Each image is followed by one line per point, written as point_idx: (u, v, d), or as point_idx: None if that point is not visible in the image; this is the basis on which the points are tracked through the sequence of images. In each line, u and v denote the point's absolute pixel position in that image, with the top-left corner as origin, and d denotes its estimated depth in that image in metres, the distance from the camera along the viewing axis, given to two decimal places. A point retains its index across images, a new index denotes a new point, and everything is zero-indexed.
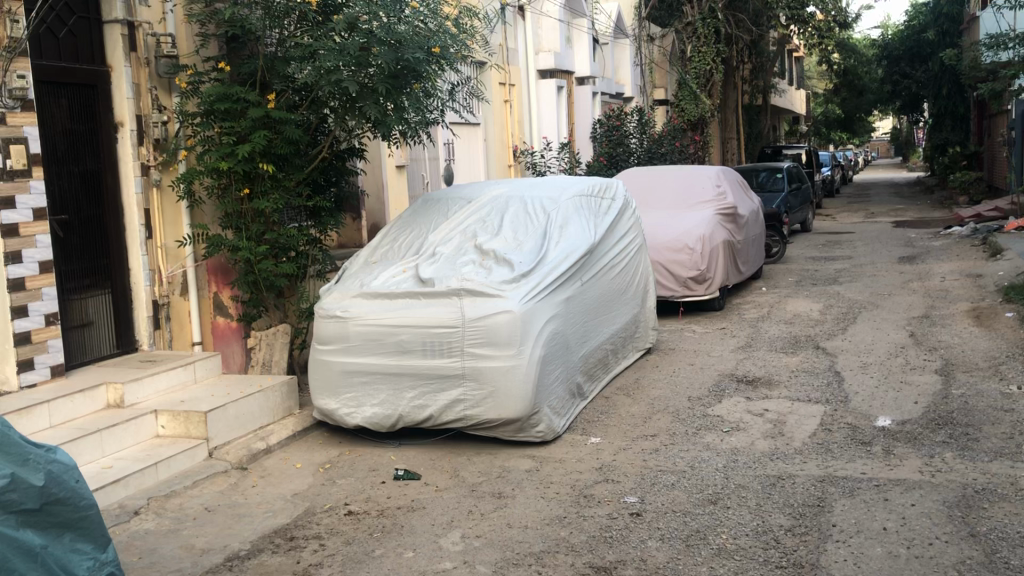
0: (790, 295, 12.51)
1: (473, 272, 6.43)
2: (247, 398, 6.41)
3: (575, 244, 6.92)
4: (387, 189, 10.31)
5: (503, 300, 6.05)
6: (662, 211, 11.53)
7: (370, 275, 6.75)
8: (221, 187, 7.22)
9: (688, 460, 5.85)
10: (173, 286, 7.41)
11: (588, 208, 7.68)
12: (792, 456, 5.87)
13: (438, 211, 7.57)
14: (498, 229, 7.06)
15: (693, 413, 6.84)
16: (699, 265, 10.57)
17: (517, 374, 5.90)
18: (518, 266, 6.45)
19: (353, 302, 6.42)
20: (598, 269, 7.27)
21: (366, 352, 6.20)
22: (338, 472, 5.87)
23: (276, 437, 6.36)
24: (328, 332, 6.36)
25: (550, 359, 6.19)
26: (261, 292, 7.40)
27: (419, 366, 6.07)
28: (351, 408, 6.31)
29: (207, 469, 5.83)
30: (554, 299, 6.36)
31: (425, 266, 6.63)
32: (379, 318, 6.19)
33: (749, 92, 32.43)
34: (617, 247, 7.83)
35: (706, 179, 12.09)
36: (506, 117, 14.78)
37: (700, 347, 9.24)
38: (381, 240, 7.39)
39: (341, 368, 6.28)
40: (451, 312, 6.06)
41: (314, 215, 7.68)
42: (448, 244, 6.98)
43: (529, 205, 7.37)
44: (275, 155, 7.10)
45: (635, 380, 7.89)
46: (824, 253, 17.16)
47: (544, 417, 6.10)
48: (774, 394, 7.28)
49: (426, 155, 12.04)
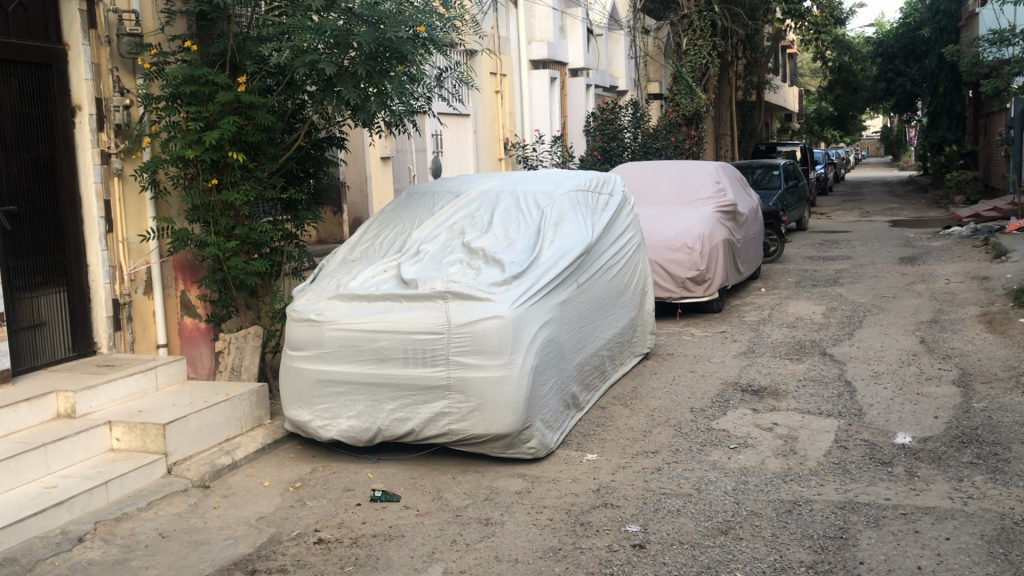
0: (791, 296, 12.04)
1: (460, 272, 5.90)
2: (212, 408, 5.86)
3: (571, 243, 6.40)
4: (370, 182, 9.78)
5: (492, 304, 5.53)
6: (659, 208, 11.03)
7: (348, 275, 6.21)
8: (188, 177, 6.67)
9: (694, 481, 5.35)
10: (136, 284, 6.85)
11: (585, 203, 7.16)
12: (808, 477, 5.37)
13: (423, 205, 7.03)
14: (488, 226, 6.53)
15: (696, 426, 6.35)
16: (699, 265, 10.07)
17: (507, 385, 5.38)
18: (509, 266, 5.92)
19: (329, 305, 5.88)
20: (595, 270, 6.75)
21: (342, 360, 5.67)
22: (310, 492, 5.35)
23: (243, 451, 5.83)
24: (301, 337, 5.82)
25: (543, 368, 5.67)
26: (231, 291, 6.86)
27: (400, 376, 5.53)
28: (326, 421, 5.77)
29: (165, 488, 5.28)
30: (548, 304, 5.84)
31: (407, 266, 6.09)
32: (356, 322, 5.66)
33: (743, 88, 32.04)
34: (615, 246, 7.30)
35: (704, 175, 11.59)
36: (497, 109, 14.24)
37: (700, 352, 8.74)
38: (361, 236, 6.85)
39: (315, 376, 5.74)
40: (435, 317, 5.53)
41: (289, 208, 7.15)
42: (433, 241, 6.44)
43: (522, 200, 6.84)
44: (247, 143, 6.56)
45: (633, 389, 7.39)
46: (822, 253, 16.70)
47: (536, 433, 5.59)
48: (782, 407, 6.79)
49: (413, 147, 11.50)
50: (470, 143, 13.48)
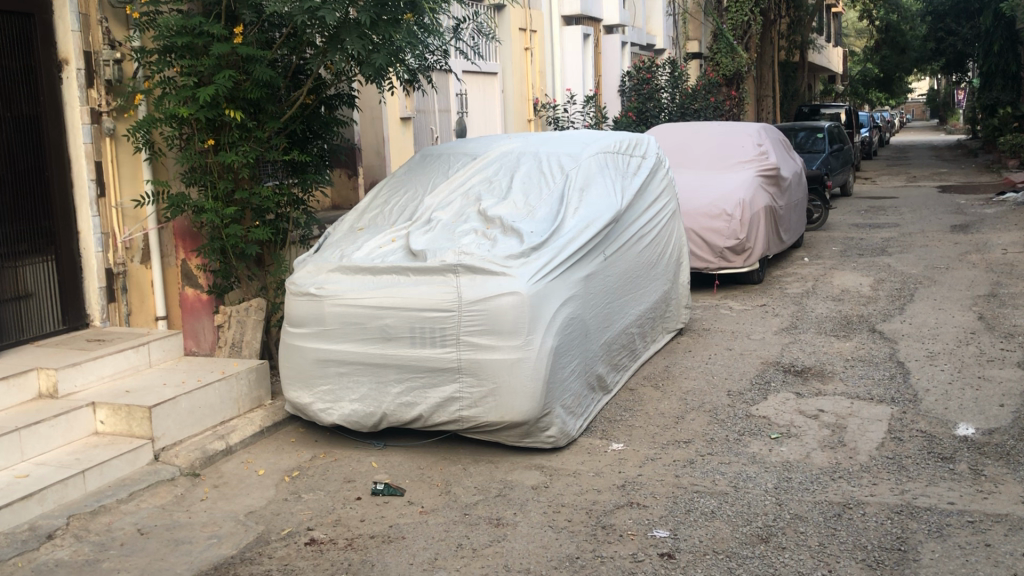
0: (836, 266, 11.36)
1: (474, 243, 5.36)
2: (205, 388, 5.40)
3: (599, 210, 5.83)
4: (389, 144, 9.27)
5: (509, 279, 4.99)
6: (695, 172, 10.38)
7: (353, 245, 5.70)
8: (184, 137, 6.17)
9: (730, 477, 4.81)
10: (133, 253, 6.44)
11: (614, 166, 6.56)
12: (859, 475, 4.80)
13: (438, 168, 6.48)
14: (507, 192, 5.97)
15: (733, 413, 5.80)
16: (739, 233, 9.44)
17: (524, 369, 4.86)
18: (529, 236, 5.37)
19: (331, 278, 5.38)
20: (624, 239, 6.18)
21: (345, 338, 5.18)
22: (307, 483, 4.88)
23: (239, 435, 5.39)
24: (300, 313, 5.33)
25: (564, 350, 5.14)
26: (232, 260, 6.38)
27: (406, 357, 5.03)
28: (328, 404, 5.30)
29: (150, 476, 4.85)
30: (571, 278, 5.29)
31: (417, 235, 5.56)
32: (359, 297, 5.16)
33: (785, 48, 30.89)
34: (646, 213, 6.72)
35: (744, 137, 10.90)
36: (526, 68, 13.57)
37: (739, 327, 8.16)
38: (370, 202, 6.33)
39: (315, 356, 5.26)
40: (445, 293, 5.00)
41: (295, 171, 6.64)
42: (447, 209, 5.90)
43: (545, 163, 6.27)
44: (245, 100, 6.05)
45: (665, 368, 6.85)
46: (868, 220, 15.92)
47: (556, 421, 5.07)
48: (828, 392, 6.21)
49: (435, 107, 10.94)
50: (497, 103, 12.89)
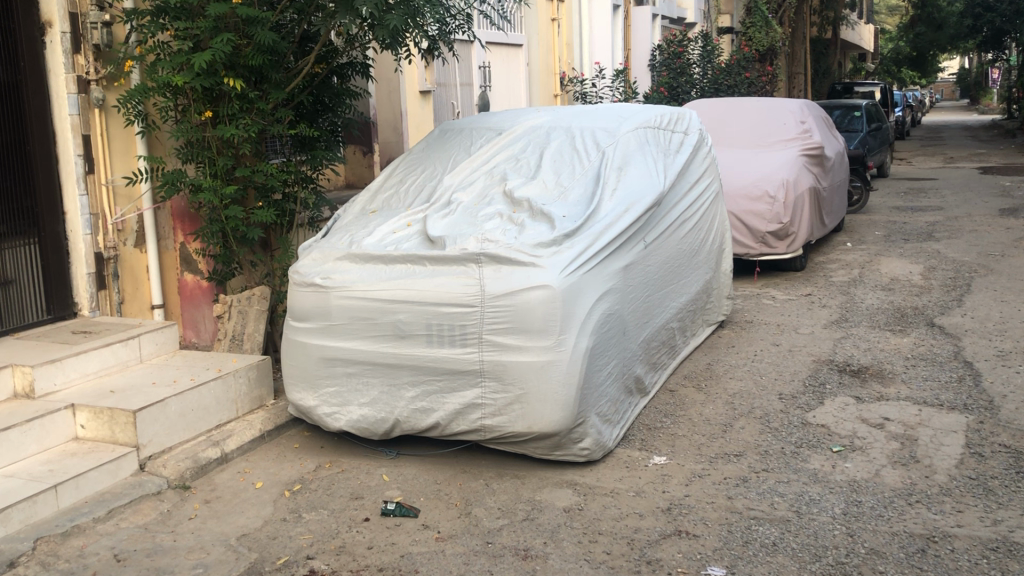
0: (882, 252, 10.67)
1: (499, 228, 4.76)
2: (199, 388, 4.85)
3: (640, 190, 5.20)
4: (406, 119, 8.66)
5: (538, 271, 4.39)
6: (733, 150, 9.71)
7: (364, 229, 5.11)
8: (179, 108, 5.59)
9: (791, 500, 4.21)
10: (125, 235, 5.93)
11: (655, 143, 5.92)
12: (939, 499, 4.18)
13: (459, 144, 5.87)
14: (536, 171, 5.36)
15: (788, 420, 5.20)
16: (782, 216, 8.79)
17: (556, 374, 4.27)
18: (560, 222, 4.76)
19: (339, 266, 4.79)
20: (665, 224, 5.56)
21: (354, 334, 4.60)
22: (310, 499, 4.33)
23: (236, 441, 4.84)
24: (304, 306, 4.75)
25: (600, 351, 4.55)
26: (233, 245, 5.81)
27: (423, 358, 4.45)
28: (335, 408, 4.73)
29: (133, 489, 4.30)
30: (608, 268, 4.69)
31: (434, 219, 4.96)
32: (369, 290, 4.57)
33: (818, 24, 29.95)
34: (689, 195, 6.09)
35: (786, 113, 10.22)
36: (553, 40, 12.91)
37: (785, 320, 7.53)
38: (384, 181, 5.74)
39: (321, 354, 4.69)
40: (466, 287, 4.41)
41: (303, 147, 6.07)
42: (468, 190, 5.29)
43: (578, 138, 5.64)
44: (246, 67, 5.45)
45: (706, 366, 6.25)
46: (910, 202, 15.16)
47: (590, 431, 4.49)
48: (891, 396, 5.58)
49: (456, 80, 10.34)
50: (522, 77, 12.24)
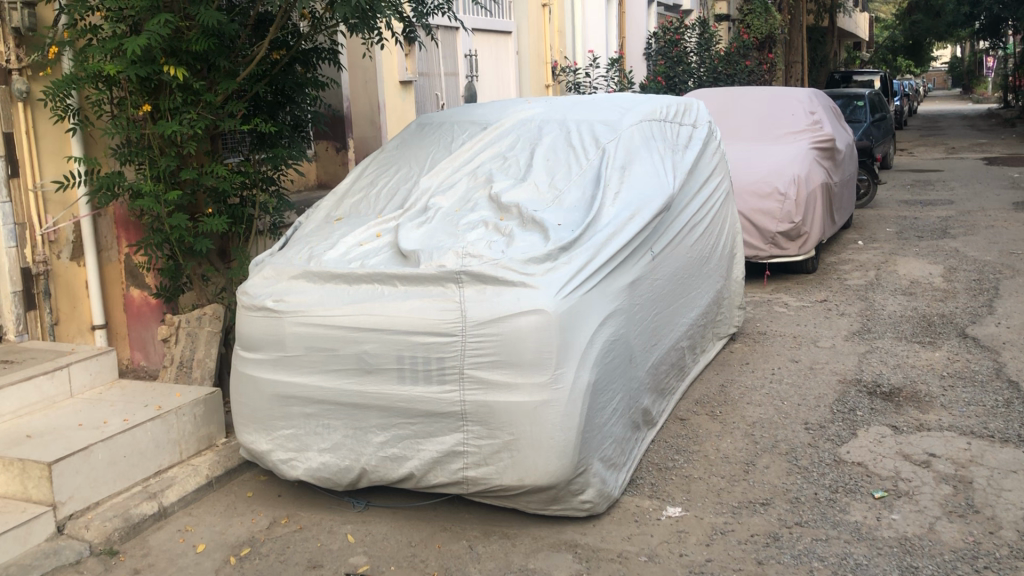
0: (896, 251, 9.99)
1: (484, 240, 4.05)
2: (132, 430, 4.12)
3: (647, 192, 4.50)
4: (384, 111, 7.97)
5: (530, 293, 3.68)
6: (738, 143, 9.01)
7: (326, 240, 4.39)
8: (114, 102, 4.84)
9: (834, 566, 3.52)
10: (59, 246, 5.21)
11: (662, 137, 5.21)
12: (1011, 564, 3.48)
13: (439, 139, 5.14)
14: (526, 171, 4.64)
15: (818, 457, 4.52)
16: (794, 215, 8.10)
17: (552, 416, 3.57)
18: (555, 232, 4.06)
19: (294, 286, 4.07)
20: (675, 231, 4.86)
21: (312, 368, 3.90)
22: (259, 567, 3.62)
23: (177, 493, 4.12)
24: (255, 333, 4.04)
25: (604, 385, 3.86)
26: (179, 256, 5.08)
27: (392, 396, 3.75)
28: (292, 454, 4.02)
29: (46, 559, 3.58)
30: (612, 287, 3.99)
31: (408, 229, 4.25)
32: (330, 315, 3.86)
33: (814, 12, 29.28)
34: (699, 197, 5.39)
35: (795, 103, 9.51)
36: (544, 27, 12.20)
37: (801, 330, 6.85)
38: (352, 183, 5.02)
39: (274, 391, 3.99)
40: (445, 312, 3.69)
41: (263, 144, 5.38)
42: (449, 193, 4.57)
43: (574, 132, 4.92)
44: (189, 54, 4.71)
45: (720, 388, 5.55)
46: (918, 196, 14.50)
47: (593, 480, 3.80)
48: (932, 425, 4.89)
49: (439, 69, 9.64)
50: (511, 65, 11.52)
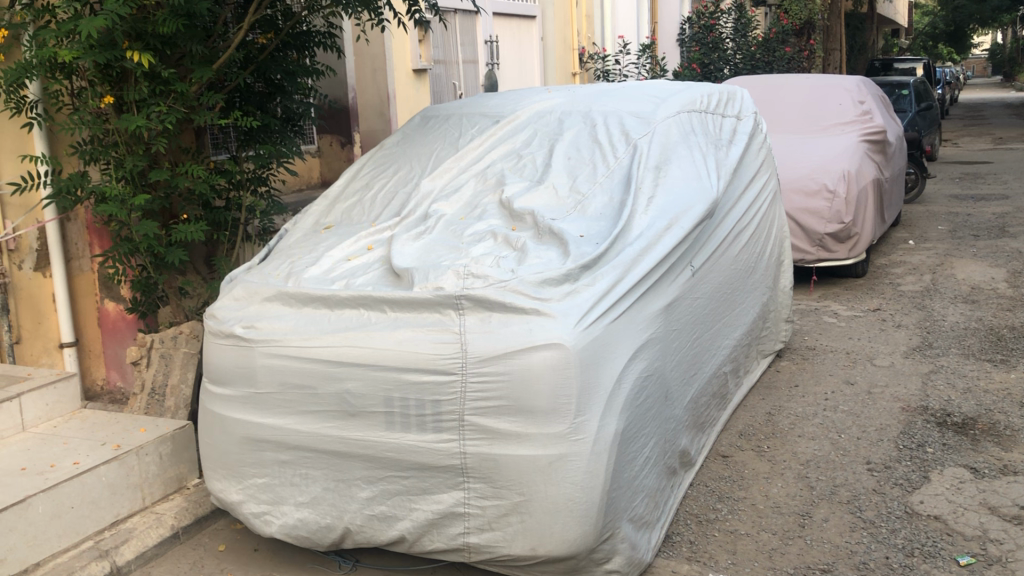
0: (952, 252, 9.21)
1: (491, 255, 3.41)
2: (81, 476, 3.53)
3: (687, 195, 3.83)
4: (394, 102, 7.58)
5: (544, 322, 3.03)
6: (780, 134, 8.28)
7: (310, 253, 3.77)
8: (74, 92, 4.24)
9: None
10: (20, 256, 4.71)
11: (702, 130, 4.53)
12: None
13: (445, 134, 4.51)
14: (544, 172, 4.00)
15: (887, 508, 3.84)
16: (844, 215, 7.38)
17: (570, 474, 2.93)
18: (576, 247, 3.41)
19: (268, 310, 3.46)
20: (718, 240, 4.20)
21: (287, 408, 3.29)
22: None
23: (135, 549, 3.52)
24: (222, 364, 3.44)
25: (634, 432, 3.21)
26: (150, 267, 4.49)
27: (379, 445, 3.13)
28: (265, 508, 3.41)
29: None
30: (645, 312, 3.33)
31: (403, 241, 3.62)
32: (305, 346, 3.24)
33: None
34: (744, 199, 4.71)
35: (842, 92, 8.78)
36: (571, 13, 11.56)
37: (854, 346, 6.16)
38: (346, 184, 4.40)
39: (244, 433, 3.38)
40: (441, 345, 3.05)
41: (250, 140, 4.80)
42: (453, 199, 3.94)
43: (600, 125, 4.26)
44: (158, 37, 4.10)
45: (766, 418, 4.89)
46: (969, 190, 13.65)
47: (621, 547, 3.17)
48: (1019, 466, 4.19)
49: (457, 57, 9.03)
50: (536, 53, 10.88)
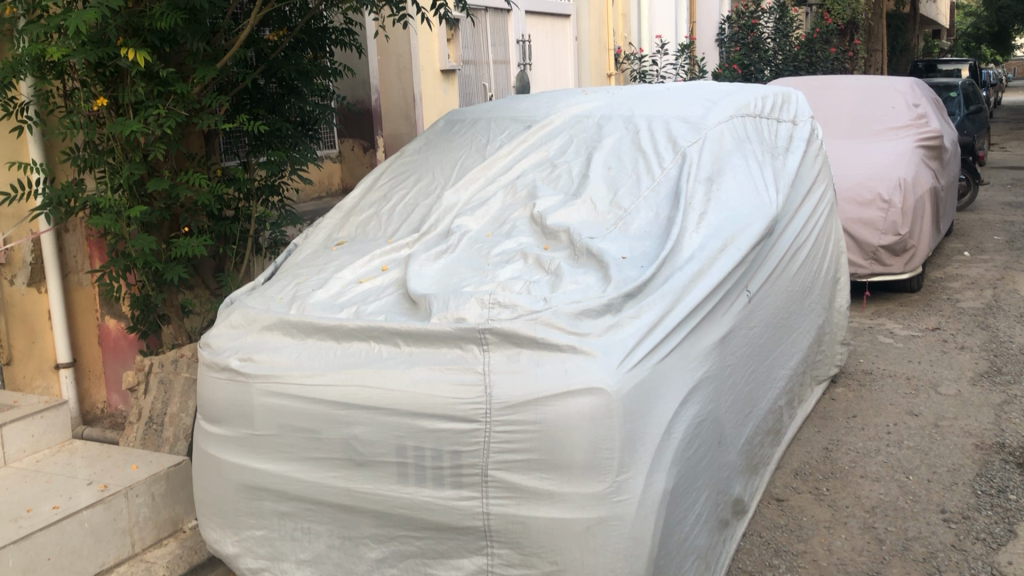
0: (1013, 265, 8.65)
1: (521, 280, 2.99)
2: (60, 523, 3.15)
3: (743, 212, 3.39)
4: (420, 102, 7.32)
5: (583, 362, 2.60)
6: (828, 138, 7.78)
7: (318, 274, 3.38)
8: (64, 93, 3.88)
9: None
10: (13, 270, 4.34)
11: (757, 136, 4.08)
12: None
13: (472, 139, 4.10)
14: (581, 183, 3.58)
15: (970, 569, 3.37)
16: (899, 227, 6.86)
17: (612, 542, 2.50)
18: (619, 271, 2.98)
19: (267, 340, 3.07)
20: (775, 260, 3.75)
21: (287, 454, 2.89)
22: None
23: None
24: (216, 401, 3.05)
25: (685, 487, 2.78)
26: (149, 284, 4.12)
27: (391, 501, 2.71)
28: (263, 564, 3.01)
29: None
30: (698, 347, 2.90)
31: (421, 261, 3.22)
32: (308, 383, 2.84)
33: None
34: (802, 212, 4.26)
35: (895, 95, 8.28)
36: (607, 11, 11.12)
37: (915, 370, 5.67)
38: (362, 195, 4.01)
39: (240, 479, 2.99)
40: (461, 387, 2.64)
41: (261, 146, 4.42)
42: (479, 213, 3.53)
43: (644, 131, 3.82)
44: (156, 33, 3.73)
45: (824, 455, 4.42)
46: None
47: None
48: None
49: (487, 58, 8.64)
50: (570, 53, 10.46)
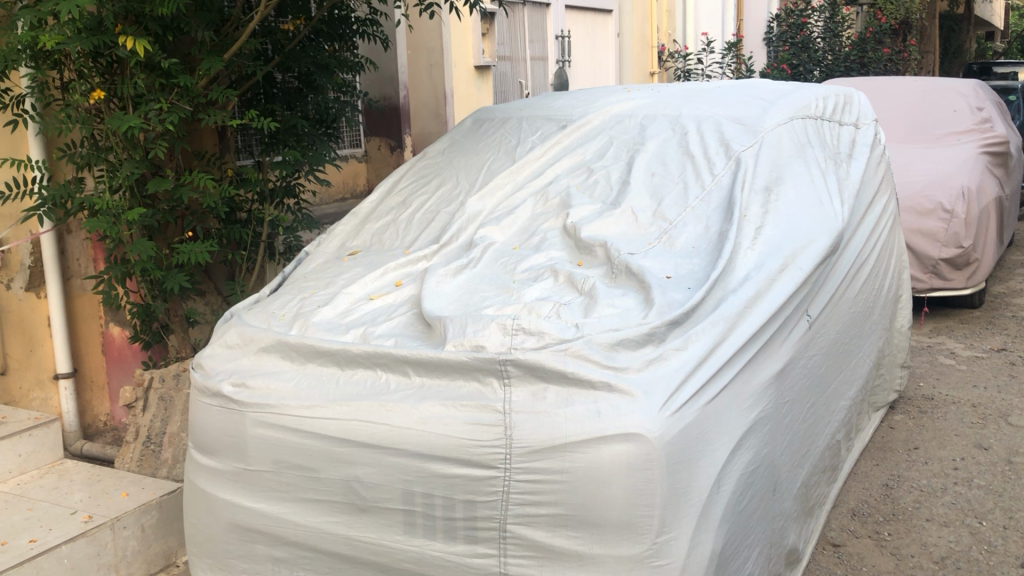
0: None
1: (550, 302, 2.63)
2: (35, 558, 2.85)
3: (805, 226, 2.99)
4: (452, 100, 6.99)
5: (619, 403, 2.23)
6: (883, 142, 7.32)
7: (326, 288, 3.04)
8: (60, 85, 3.59)
9: None
10: (11, 273, 4.11)
11: (819, 141, 3.68)
12: None
13: (501, 140, 3.74)
14: (620, 190, 3.20)
15: None
16: (963, 238, 6.38)
17: None
18: (662, 293, 2.61)
19: (264, 364, 2.74)
20: (838, 280, 3.35)
21: (281, 494, 2.56)
22: None
23: None
24: (207, 429, 2.72)
25: (736, 546, 2.40)
26: (152, 291, 3.83)
27: (396, 553, 2.37)
28: None
29: None
30: (753, 384, 2.51)
31: (439, 277, 2.87)
32: (306, 416, 2.50)
33: None
34: (866, 226, 3.84)
35: (956, 97, 7.78)
36: (651, 7, 10.71)
37: (981, 396, 5.21)
38: (381, 200, 3.68)
39: (230, 518, 2.67)
40: (477, 428, 2.28)
41: (275, 144, 4.11)
42: (506, 223, 3.17)
43: (693, 133, 3.44)
44: (158, 21, 3.42)
45: (883, 493, 4.01)
46: None
47: None
48: None
49: (524, 54, 8.29)
50: (611, 50, 10.06)
